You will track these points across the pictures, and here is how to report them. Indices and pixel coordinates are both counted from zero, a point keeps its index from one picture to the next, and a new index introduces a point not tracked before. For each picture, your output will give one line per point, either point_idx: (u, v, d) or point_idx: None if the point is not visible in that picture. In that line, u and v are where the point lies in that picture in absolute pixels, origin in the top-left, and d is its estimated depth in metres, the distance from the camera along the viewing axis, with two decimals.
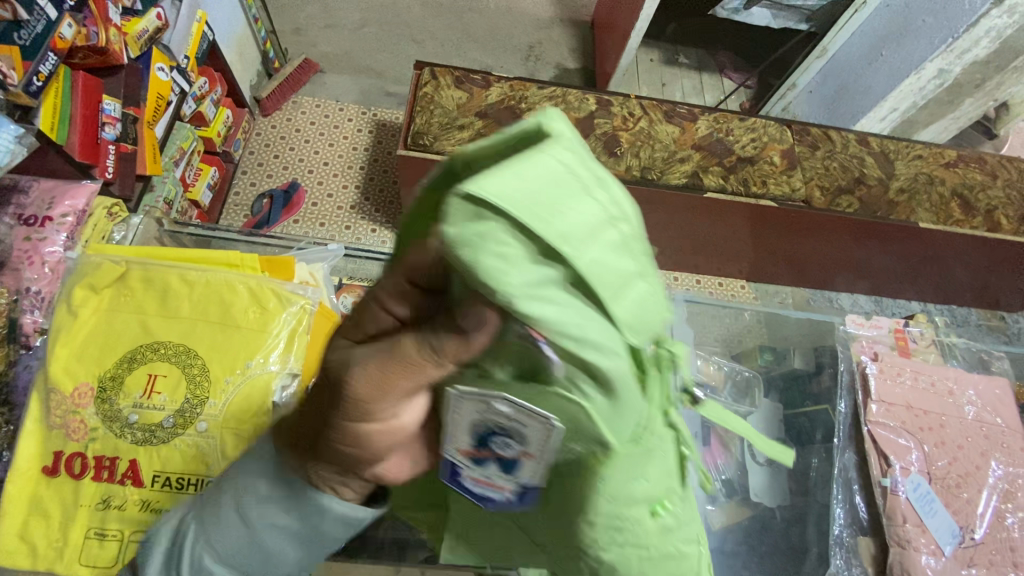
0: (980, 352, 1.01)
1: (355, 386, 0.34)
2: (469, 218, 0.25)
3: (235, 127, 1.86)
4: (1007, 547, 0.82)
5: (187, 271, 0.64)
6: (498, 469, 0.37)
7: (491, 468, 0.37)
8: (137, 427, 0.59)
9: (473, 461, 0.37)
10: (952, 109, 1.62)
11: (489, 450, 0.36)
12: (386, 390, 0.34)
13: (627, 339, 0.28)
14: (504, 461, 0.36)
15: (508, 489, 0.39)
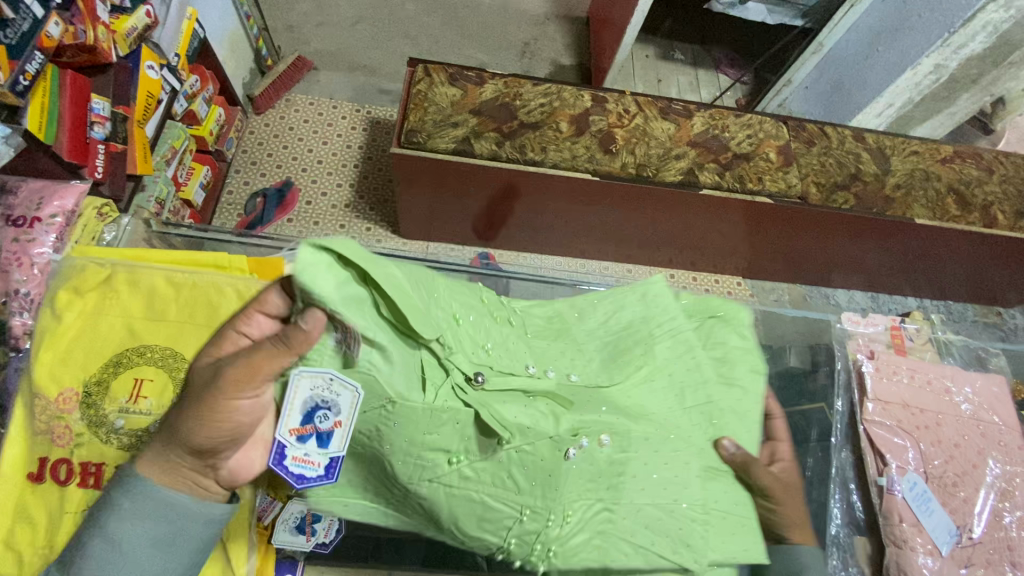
0: (977, 349, 1.01)
1: (228, 373, 0.46)
2: (309, 259, 0.44)
3: (228, 125, 1.84)
4: (1003, 546, 0.82)
5: (173, 274, 0.64)
6: (316, 443, 0.47)
7: (309, 444, 0.47)
8: (125, 431, 0.59)
9: (297, 438, 0.47)
10: (948, 105, 1.62)
11: (310, 424, 0.47)
12: (249, 379, 0.46)
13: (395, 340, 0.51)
14: (322, 435, 0.47)
15: (320, 465, 0.47)
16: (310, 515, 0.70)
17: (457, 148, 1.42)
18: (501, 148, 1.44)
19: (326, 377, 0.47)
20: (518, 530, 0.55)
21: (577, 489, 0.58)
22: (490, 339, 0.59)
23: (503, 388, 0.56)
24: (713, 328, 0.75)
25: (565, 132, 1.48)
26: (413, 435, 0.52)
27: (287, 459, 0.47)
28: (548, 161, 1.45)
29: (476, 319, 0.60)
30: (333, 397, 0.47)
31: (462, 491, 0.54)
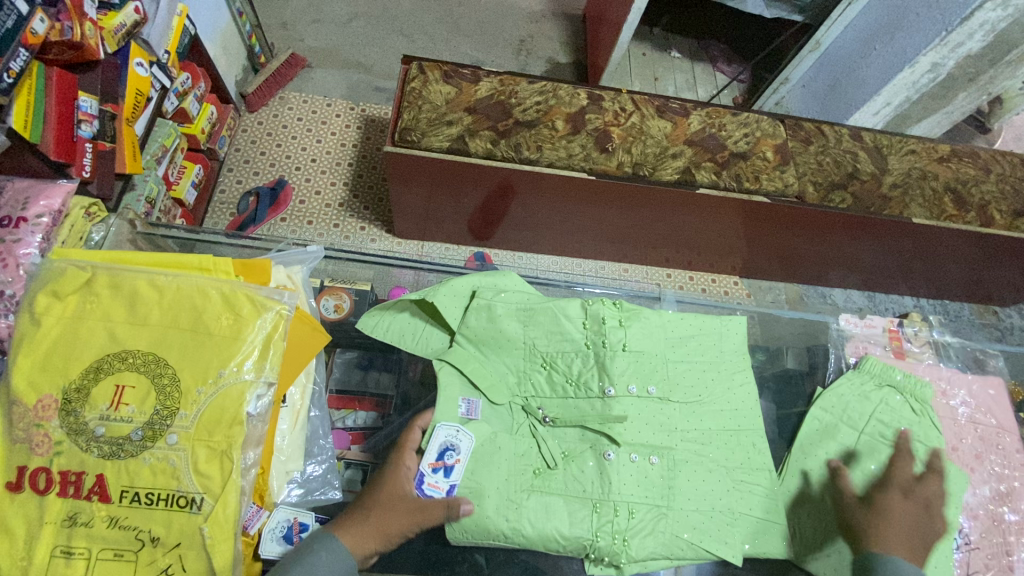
0: (975, 351, 1.00)
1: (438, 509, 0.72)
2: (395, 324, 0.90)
3: (221, 123, 1.82)
4: (1003, 551, 0.80)
5: (157, 277, 0.62)
6: (443, 474, 0.74)
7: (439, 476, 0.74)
8: (104, 440, 0.56)
9: (432, 468, 0.74)
10: (945, 103, 1.61)
11: (442, 460, 0.74)
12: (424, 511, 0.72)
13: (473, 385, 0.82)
14: (447, 467, 0.74)
15: (444, 488, 0.73)
16: (299, 522, 0.69)
17: (451, 147, 1.41)
18: (496, 147, 1.43)
19: (454, 428, 0.77)
20: (595, 520, 0.75)
21: (632, 492, 0.77)
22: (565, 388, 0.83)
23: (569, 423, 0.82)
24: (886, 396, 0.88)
25: (560, 130, 1.46)
26: (509, 460, 0.77)
27: (425, 483, 0.73)
28: (544, 160, 1.43)
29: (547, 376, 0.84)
30: (455, 436, 0.76)
31: (549, 493, 0.76)
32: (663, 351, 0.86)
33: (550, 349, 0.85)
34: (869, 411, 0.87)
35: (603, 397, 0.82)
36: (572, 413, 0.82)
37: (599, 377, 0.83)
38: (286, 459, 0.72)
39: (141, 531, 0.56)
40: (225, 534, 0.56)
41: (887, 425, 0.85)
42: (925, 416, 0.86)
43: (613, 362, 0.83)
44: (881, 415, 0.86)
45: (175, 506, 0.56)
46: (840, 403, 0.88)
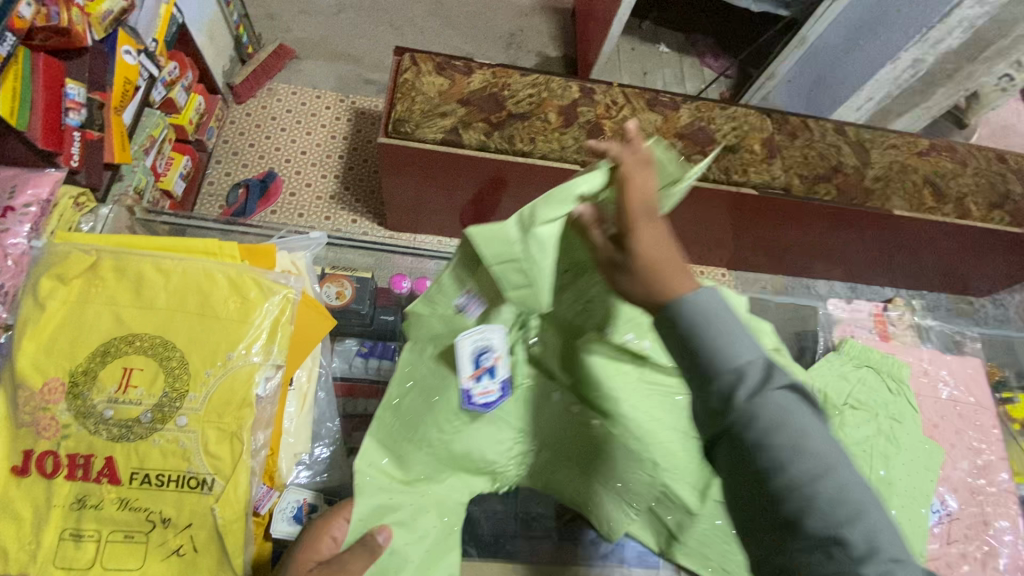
0: (953, 334, 1.11)
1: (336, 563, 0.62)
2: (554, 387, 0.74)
3: (208, 114, 1.80)
4: (979, 520, 0.90)
5: (162, 261, 0.62)
6: (489, 378, 0.68)
7: (488, 381, 0.68)
8: (114, 423, 0.57)
9: (476, 379, 0.67)
10: (924, 99, 1.68)
11: (480, 367, 0.67)
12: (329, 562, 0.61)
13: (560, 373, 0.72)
14: (490, 370, 0.68)
15: (496, 388, 0.69)
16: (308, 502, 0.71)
17: (445, 139, 1.41)
18: (490, 138, 1.43)
19: (477, 332, 0.66)
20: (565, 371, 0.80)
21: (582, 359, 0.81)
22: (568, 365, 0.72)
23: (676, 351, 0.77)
24: (867, 376, 0.95)
25: (553, 122, 1.47)
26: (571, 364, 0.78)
27: (476, 396, 0.68)
28: (537, 152, 1.45)
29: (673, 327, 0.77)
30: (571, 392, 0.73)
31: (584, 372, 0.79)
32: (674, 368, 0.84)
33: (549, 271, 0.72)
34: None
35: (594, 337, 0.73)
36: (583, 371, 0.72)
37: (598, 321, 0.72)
38: (295, 442, 0.73)
39: (152, 512, 0.56)
40: (237, 514, 0.57)
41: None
42: (901, 395, 0.94)
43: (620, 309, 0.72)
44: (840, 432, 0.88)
45: (187, 487, 0.57)
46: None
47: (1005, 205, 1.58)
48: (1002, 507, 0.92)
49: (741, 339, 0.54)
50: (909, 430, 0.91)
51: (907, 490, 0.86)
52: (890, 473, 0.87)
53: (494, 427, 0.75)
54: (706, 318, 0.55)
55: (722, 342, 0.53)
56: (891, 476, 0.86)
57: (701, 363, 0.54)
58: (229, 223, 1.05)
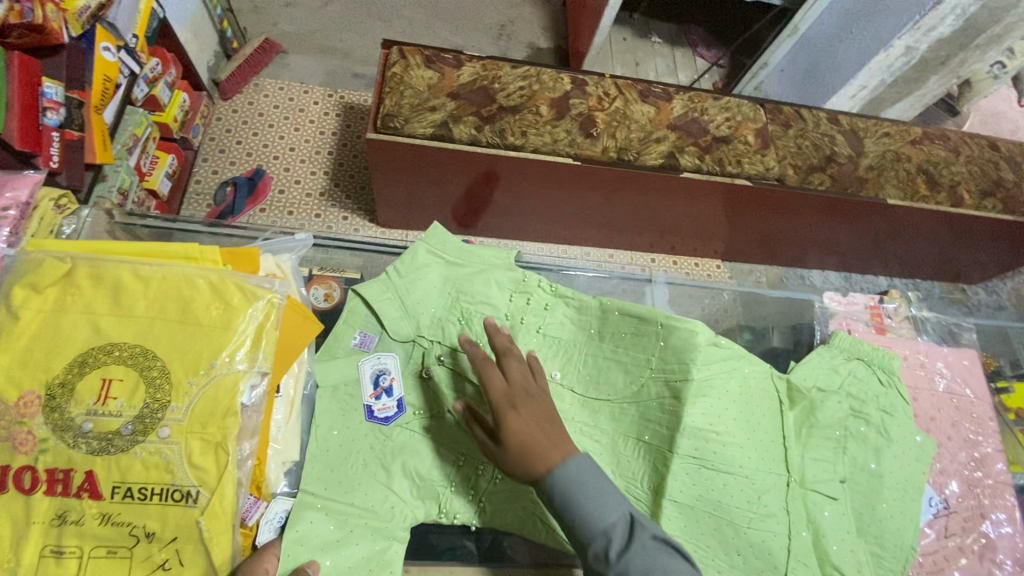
0: (949, 325, 1.11)
1: None
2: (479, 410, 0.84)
3: (193, 111, 1.77)
4: (977, 513, 0.90)
5: (141, 267, 0.60)
6: (386, 396, 0.84)
7: (384, 399, 0.84)
8: (93, 436, 0.55)
9: (376, 397, 0.83)
10: (918, 87, 1.67)
11: (379, 386, 0.84)
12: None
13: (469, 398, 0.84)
14: (387, 389, 0.84)
15: (393, 405, 0.84)
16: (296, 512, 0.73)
17: (435, 133, 1.39)
18: (481, 133, 1.41)
19: (375, 358, 0.86)
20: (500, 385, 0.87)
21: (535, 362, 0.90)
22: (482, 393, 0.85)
23: (607, 368, 0.90)
24: (860, 368, 0.95)
25: (545, 115, 1.45)
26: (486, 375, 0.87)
27: (375, 410, 0.83)
28: (529, 146, 1.43)
29: (597, 344, 0.92)
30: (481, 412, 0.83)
31: None
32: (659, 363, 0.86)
33: (470, 306, 0.91)
34: (702, 374, 0.84)
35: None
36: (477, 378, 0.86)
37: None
38: (282, 450, 0.72)
39: (136, 527, 0.55)
40: (224, 527, 0.55)
41: (664, 360, 0.87)
42: (892, 386, 0.94)
43: (523, 337, 0.90)
44: (822, 427, 0.88)
45: (170, 501, 0.55)
46: (716, 374, 0.86)
47: (998, 192, 1.58)
48: (999, 499, 0.92)
49: (610, 495, 0.67)
50: (901, 421, 0.90)
51: (898, 482, 0.86)
52: (880, 466, 0.87)
53: (430, 450, 0.83)
54: (574, 486, 0.67)
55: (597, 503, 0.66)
56: (881, 469, 0.87)
57: (574, 530, 0.66)
58: (215, 224, 1.02)
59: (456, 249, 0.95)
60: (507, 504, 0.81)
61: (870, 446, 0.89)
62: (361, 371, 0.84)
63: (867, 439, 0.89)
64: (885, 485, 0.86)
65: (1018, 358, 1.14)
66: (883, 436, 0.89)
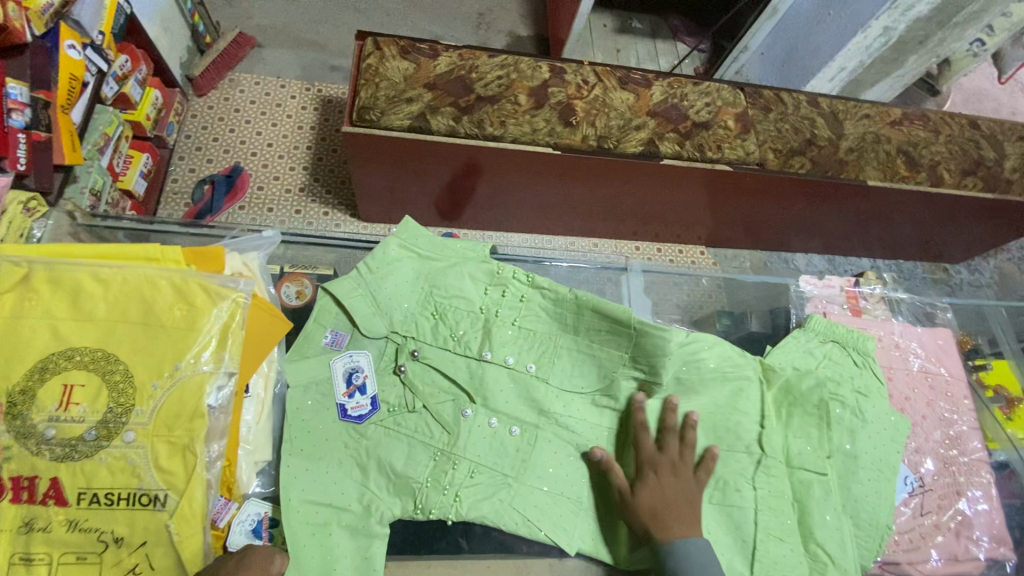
0: (925, 306, 1.12)
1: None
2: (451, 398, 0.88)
3: (167, 108, 1.73)
4: (953, 491, 0.91)
5: (100, 269, 0.59)
6: (360, 394, 0.84)
7: (358, 397, 0.84)
8: (56, 442, 0.54)
9: (349, 396, 0.84)
10: (896, 67, 1.68)
11: (351, 384, 0.85)
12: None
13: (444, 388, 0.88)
14: (360, 387, 0.85)
15: (367, 403, 0.84)
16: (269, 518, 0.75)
17: (412, 125, 1.37)
18: (459, 124, 1.40)
19: (348, 356, 0.87)
20: (473, 377, 0.89)
21: (507, 351, 0.91)
22: (455, 382, 0.89)
23: (581, 360, 0.91)
24: (834, 350, 0.97)
25: (523, 105, 1.44)
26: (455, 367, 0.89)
27: (349, 409, 0.83)
28: (508, 136, 1.41)
29: (573, 337, 0.92)
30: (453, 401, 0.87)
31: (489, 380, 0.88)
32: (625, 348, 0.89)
33: (444, 301, 0.92)
34: (671, 364, 0.88)
35: (480, 359, 0.90)
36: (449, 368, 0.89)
37: (480, 340, 0.91)
38: (254, 450, 0.76)
39: (104, 532, 0.54)
40: (194, 530, 0.55)
41: (637, 358, 0.88)
42: (867, 367, 0.96)
43: (498, 330, 0.91)
44: (797, 416, 0.89)
45: (138, 505, 0.54)
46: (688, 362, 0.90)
47: (977, 170, 1.59)
48: (975, 476, 0.93)
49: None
50: (875, 402, 0.92)
51: (873, 462, 0.88)
52: (856, 446, 0.88)
53: (405, 445, 0.83)
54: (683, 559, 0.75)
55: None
56: (856, 450, 0.88)
57: None
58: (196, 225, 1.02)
59: (431, 244, 0.95)
60: (482, 495, 0.82)
61: (845, 426, 0.90)
62: (333, 369, 0.84)
63: (842, 419, 0.90)
64: (861, 465, 0.87)
65: (995, 336, 1.14)
66: (857, 416, 0.90)
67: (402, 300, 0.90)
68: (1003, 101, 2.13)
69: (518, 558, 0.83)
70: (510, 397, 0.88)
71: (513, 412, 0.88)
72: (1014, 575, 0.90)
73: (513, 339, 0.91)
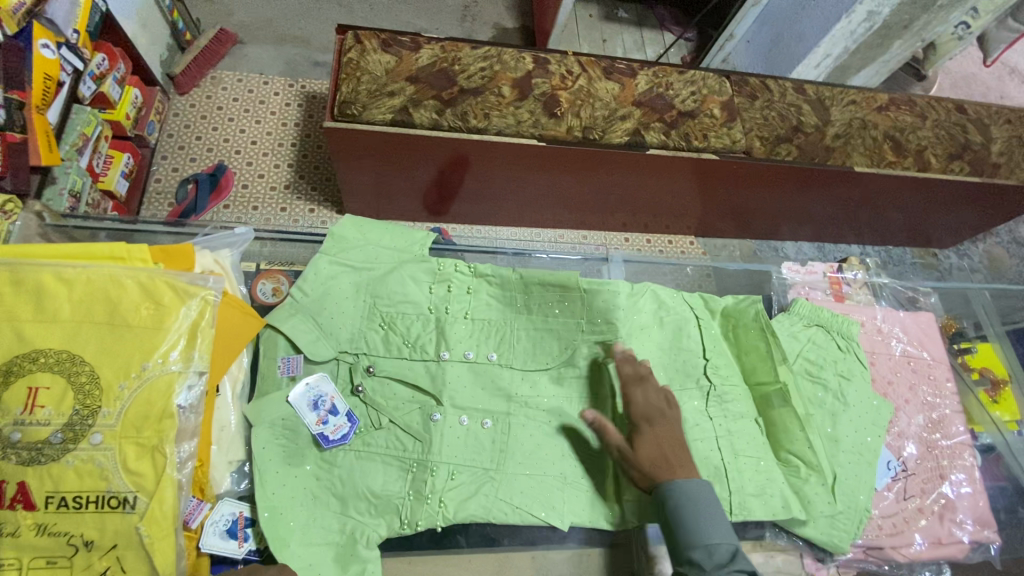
0: (908, 291, 1.12)
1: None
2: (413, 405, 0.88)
3: (147, 107, 1.70)
4: (937, 475, 0.92)
5: (64, 268, 0.59)
6: (333, 416, 0.82)
7: (332, 420, 0.82)
8: (22, 446, 0.54)
9: (323, 422, 0.82)
10: (882, 52, 1.67)
11: (320, 411, 0.83)
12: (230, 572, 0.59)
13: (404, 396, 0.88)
14: (331, 409, 0.83)
15: (344, 422, 0.83)
16: (244, 517, 0.76)
17: (395, 119, 1.36)
18: (442, 117, 1.38)
19: (306, 385, 0.84)
20: (434, 378, 0.89)
21: (465, 347, 0.91)
22: (414, 388, 0.88)
23: (541, 339, 0.92)
24: (819, 335, 0.97)
25: (507, 96, 1.43)
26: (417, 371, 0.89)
27: (329, 434, 0.82)
28: (492, 128, 1.40)
29: (527, 318, 0.93)
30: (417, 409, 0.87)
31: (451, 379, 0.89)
32: (578, 320, 0.91)
33: (390, 310, 0.90)
34: (624, 327, 0.92)
35: (438, 359, 0.90)
36: (408, 375, 0.88)
37: (436, 342, 0.91)
38: (226, 451, 0.78)
39: (73, 536, 0.54)
40: (165, 532, 0.56)
41: (591, 320, 0.91)
42: (851, 352, 0.96)
43: (451, 328, 0.91)
44: (756, 376, 0.93)
45: (107, 508, 0.54)
46: (638, 323, 0.94)
47: (964, 155, 1.59)
48: (958, 459, 0.93)
49: (718, 517, 0.74)
50: (858, 386, 0.93)
51: (854, 445, 0.88)
52: (837, 431, 0.89)
53: (380, 465, 0.83)
54: (688, 501, 0.74)
55: (708, 522, 0.72)
56: (837, 433, 0.89)
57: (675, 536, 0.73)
58: (178, 225, 1.01)
59: (361, 254, 0.93)
60: (467, 495, 0.83)
61: (826, 410, 0.91)
62: (296, 404, 0.82)
63: (823, 402, 0.91)
64: (842, 448, 0.88)
65: (980, 320, 1.14)
66: (839, 400, 0.91)
67: (362, 306, 0.90)
68: (990, 85, 2.13)
69: (500, 552, 0.86)
70: (474, 391, 0.90)
71: (480, 407, 0.89)
72: (997, 556, 0.90)
73: (467, 335, 0.92)
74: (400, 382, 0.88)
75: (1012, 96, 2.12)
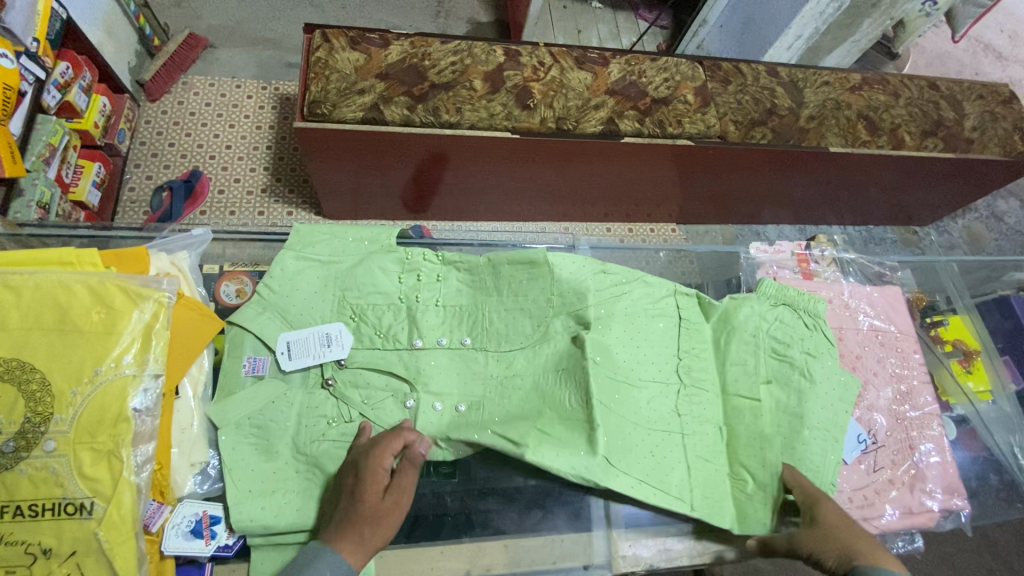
0: (878, 267, 1.13)
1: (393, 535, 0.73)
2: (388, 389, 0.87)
3: (117, 115, 1.68)
4: (906, 445, 0.93)
5: (10, 278, 0.62)
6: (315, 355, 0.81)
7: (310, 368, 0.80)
8: None
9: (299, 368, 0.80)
10: (852, 32, 1.68)
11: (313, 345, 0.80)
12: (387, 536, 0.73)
13: (376, 381, 0.88)
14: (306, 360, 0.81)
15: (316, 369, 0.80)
16: (209, 516, 0.77)
17: (365, 117, 1.34)
18: (413, 113, 1.37)
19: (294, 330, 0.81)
20: (409, 365, 0.89)
21: (437, 334, 0.91)
22: (387, 377, 0.88)
23: (514, 320, 0.92)
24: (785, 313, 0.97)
25: (479, 90, 1.42)
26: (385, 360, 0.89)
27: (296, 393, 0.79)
28: (465, 122, 1.39)
29: (499, 299, 0.93)
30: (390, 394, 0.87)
31: (425, 364, 0.89)
32: (550, 302, 0.91)
33: (360, 302, 0.90)
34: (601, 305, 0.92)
35: (411, 348, 0.90)
36: (381, 363, 0.88)
37: (408, 331, 0.91)
38: (187, 454, 0.78)
39: (30, 544, 0.56)
40: (124, 534, 0.58)
41: (565, 300, 0.91)
42: (817, 329, 0.96)
43: (423, 316, 0.91)
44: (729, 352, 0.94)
45: (64, 514, 0.57)
46: (615, 303, 0.94)
47: (938, 131, 1.60)
48: (926, 430, 0.94)
49: None
50: (825, 362, 0.93)
51: (821, 422, 0.89)
52: (803, 407, 0.89)
53: None
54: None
55: None
56: (806, 409, 0.89)
57: None
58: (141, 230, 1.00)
59: (327, 248, 0.92)
60: None
61: (794, 388, 0.91)
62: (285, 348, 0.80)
63: (790, 379, 0.91)
64: (809, 423, 0.88)
65: (951, 293, 1.15)
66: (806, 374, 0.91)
67: (329, 298, 0.90)
68: (965, 61, 2.14)
69: (473, 541, 0.86)
70: (450, 376, 0.89)
71: (457, 390, 0.89)
72: (968, 522, 0.91)
73: (442, 321, 0.92)
74: (375, 371, 0.88)
75: (986, 72, 2.13)
